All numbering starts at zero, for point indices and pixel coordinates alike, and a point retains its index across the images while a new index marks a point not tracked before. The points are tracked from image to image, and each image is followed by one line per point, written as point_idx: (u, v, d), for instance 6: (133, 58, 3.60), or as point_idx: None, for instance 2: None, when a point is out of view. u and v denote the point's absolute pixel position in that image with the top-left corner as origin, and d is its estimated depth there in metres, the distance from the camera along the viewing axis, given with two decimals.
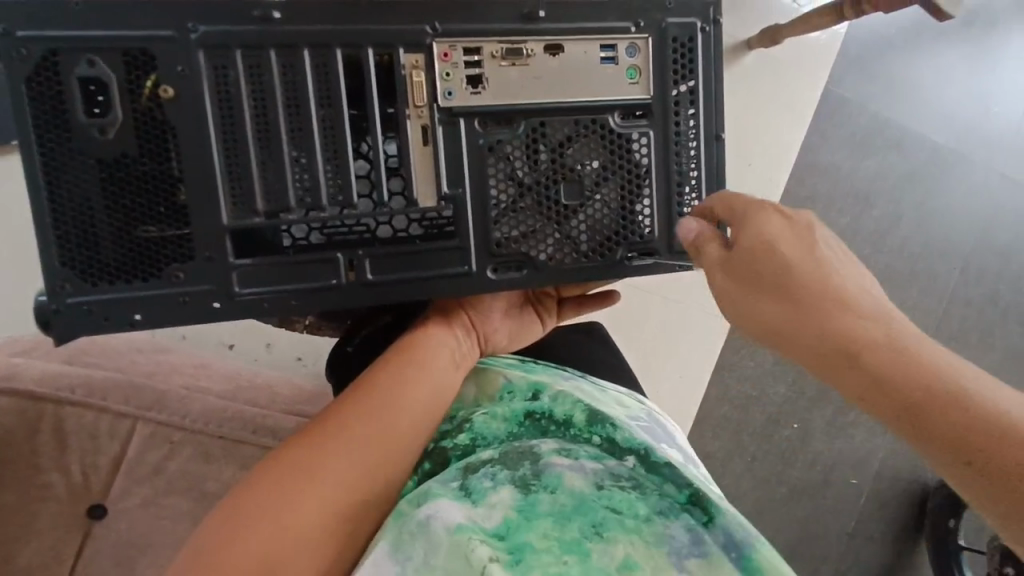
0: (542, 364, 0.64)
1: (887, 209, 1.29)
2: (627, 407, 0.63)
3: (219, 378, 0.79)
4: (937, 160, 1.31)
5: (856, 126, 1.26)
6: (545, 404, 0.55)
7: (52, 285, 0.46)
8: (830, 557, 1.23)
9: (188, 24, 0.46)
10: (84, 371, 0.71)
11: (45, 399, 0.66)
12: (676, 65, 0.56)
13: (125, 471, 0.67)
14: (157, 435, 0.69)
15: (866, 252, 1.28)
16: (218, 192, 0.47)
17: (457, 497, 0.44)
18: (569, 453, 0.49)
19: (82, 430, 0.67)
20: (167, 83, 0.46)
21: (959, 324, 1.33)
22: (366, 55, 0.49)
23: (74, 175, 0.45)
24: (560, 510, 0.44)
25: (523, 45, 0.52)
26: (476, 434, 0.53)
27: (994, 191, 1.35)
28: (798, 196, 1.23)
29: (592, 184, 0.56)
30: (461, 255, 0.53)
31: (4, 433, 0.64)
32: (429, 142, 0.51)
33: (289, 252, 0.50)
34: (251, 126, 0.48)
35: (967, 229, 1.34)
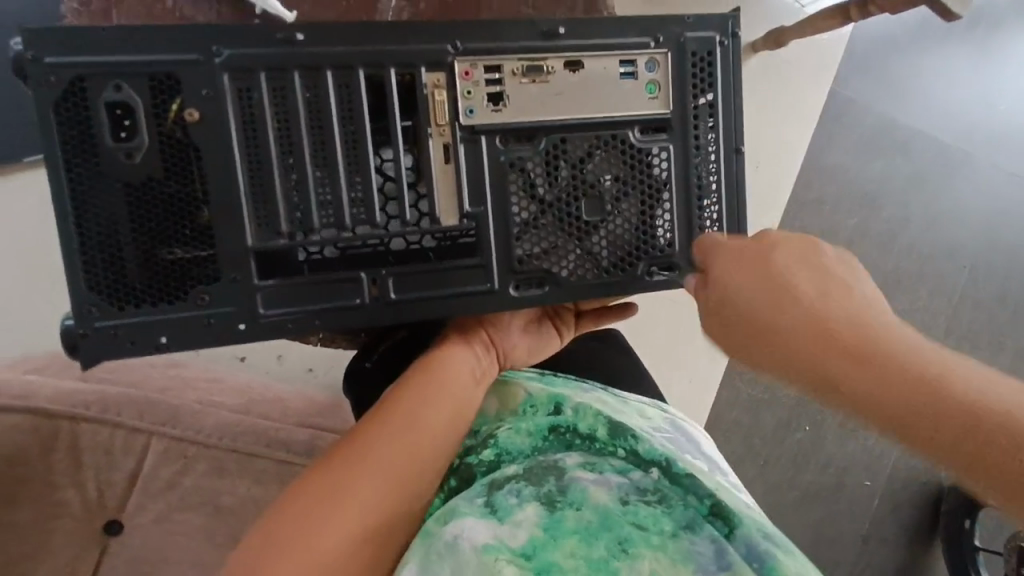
0: (562, 377, 0.64)
1: (896, 211, 1.28)
2: (652, 420, 0.63)
3: (234, 392, 0.79)
4: (945, 161, 1.31)
5: (863, 128, 1.26)
6: (569, 417, 0.55)
7: (79, 309, 0.46)
8: (843, 562, 1.23)
9: (213, 48, 0.46)
10: (98, 388, 0.70)
11: (61, 416, 0.67)
12: (695, 79, 0.56)
13: (141, 488, 0.67)
14: (171, 450, 0.69)
15: (876, 255, 1.27)
16: (242, 212, 0.48)
17: (484, 515, 0.44)
18: (593, 467, 0.49)
19: (97, 447, 0.67)
20: (192, 106, 0.46)
21: (968, 324, 1.33)
22: (389, 75, 0.49)
23: (102, 200, 0.46)
24: (586, 527, 0.43)
25: (543, 62, 0.52)
26: (502, 449, 0.53)
27: (1002, 191, 1.35)
28: (806, 200, 1.23)
29: (612, 200, 0.56)
30: (482, 272, 0.53)
31: (18, 451, 0.65)
32: (450, 160, 0.51)
33: (306, 268, 0.50)
34: (274, 148, 0.48)
35: (976, 229, 1.33)
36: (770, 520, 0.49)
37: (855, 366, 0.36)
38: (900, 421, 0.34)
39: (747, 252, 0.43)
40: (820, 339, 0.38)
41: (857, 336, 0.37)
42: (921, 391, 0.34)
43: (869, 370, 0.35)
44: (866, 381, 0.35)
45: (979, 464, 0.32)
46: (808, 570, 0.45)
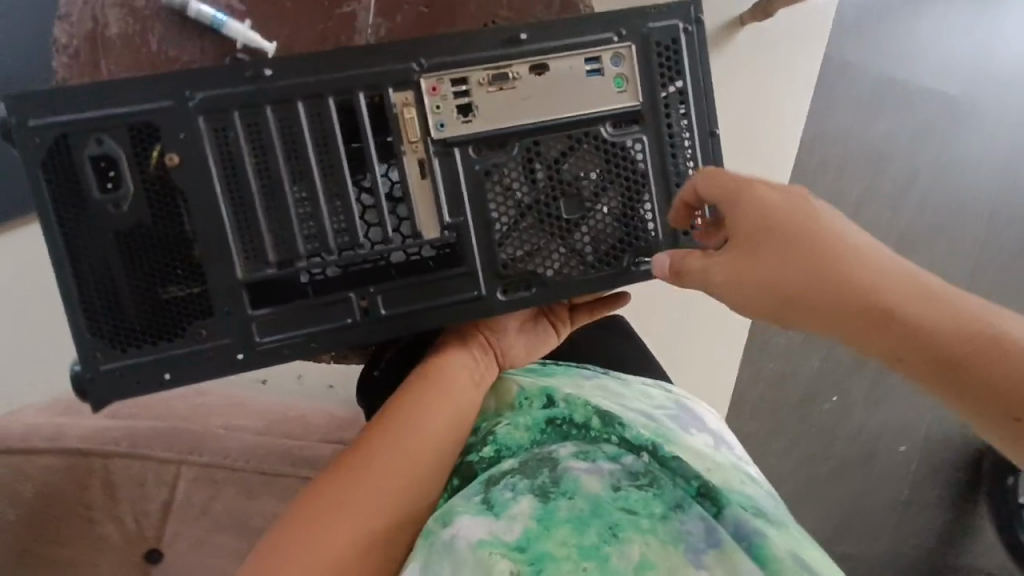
0: (563, 366, 0.67)
1: (903, 169, 1.28)
2: (654, 400, 0.64)
3: (256, 414, 0.82)
4: (950, 114, 1.29)
5: (861, 90, 1.24)
6: (564, 410, 0.56)
7: (84, 355, 0.48)
8: (886, 530, 1.21)
9: (186, 93, 0.47)
10: (125, 425, 0.74)
11: (94, 454, 0.69)
12: (663, 68, 0.56)
13: (176, 516, 0.69)
14: (201, 478, 0.71)
15: (885, 216, 1.28)
16: (231, 247, 0.49)
17: (480, 512, 0.45)
18: (587, 455, 0.49)
19: (131, 480, 0.69)
20: (171, 151, 0.48)
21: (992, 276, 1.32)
22: (358, 99, 0.50)
23: (95, 249, 0.47)
24: (578, 516, 0.44)
25: (507, 69, 0.53)
26: (501, 445, 0.54)
27: (1012, 139, 1.32)
28: (810, 168, 1.23)
29: (591, 196, 0.56)
30: (468, 280, 0.54)
31: (55, 490, 0.68)
32: (426, 174, 0.53)
33: (310, 290, 0.52)
34: (255, 181, 0.49)
35: (988, 180, 1.32)
36: (759, 499, 0.51)
37: (905, 322, 0.39)
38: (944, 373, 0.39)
39: (778, 209, 0.45)
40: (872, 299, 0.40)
41: (901, 294, 0.40)
42: (971, 344, 0.38)
43: (919, 329, 0.39)
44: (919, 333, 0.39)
45: (1009, 407, 0.37)
46: (797, 548, 0.46)
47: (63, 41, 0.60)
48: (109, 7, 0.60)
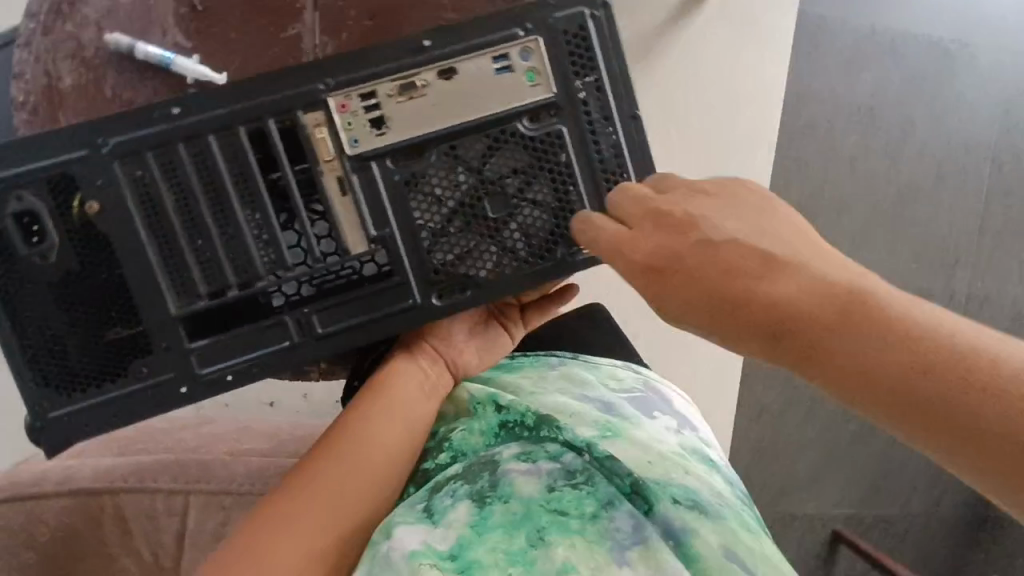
0: (532, 356, 0.69)
1: (896, 120, 1.26)
2: (622, 382, 0.65)
3: (264, 437, 0.81)
4: (939, 58, 1.26)
5: (844, 44, 1.22)
6: (516, 412, 0.56)
7: (33, 404, 0.50)
8: None
9: (99, 140, 0.49)
10: (128, 460, 0.75)
11: (103, 491, 0.72)
12: (574, 57, 0.56)
13: (190, 543, 0.72)
14: (210, 503, 0.72)
15: (882, 167, 1.27)
16: (161, 284, 0.51)
17: (419, 519, 0.45)
18: (529, 457, 0.50)
19: (142, 513, 0.72)
20: (91, 199, 0.49)
21: (999, 219, 1.35)
22: (268, 125, 0.51)
23: (31, 301, 0.49)
24: (509, 520, 0.45)
25: (415, 77, 0.53)
26: (456, 451, 0.54)
27: (1006, 72, 1.30)
28: (795, 129, 1.22)
29: (516, 192, 0.56)
30: (402, 289, 0.55)
31: (72, 529, 0.71)
32: (347, 191, 0.53)
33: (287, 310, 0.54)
34: (177, 218, 0.50)
35: (990, 118, 1.30)
36: (700, 490, 0.52)
37: (859, 339, 0.36)
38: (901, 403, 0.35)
39: (726, 233, 0.42)
40: (830, 317, 0.37)
41: (857, 312, 0.37)
42: (935, 365, 0.34)
43: (876, 351, 0.36)
44: (881, 351, 0.36)
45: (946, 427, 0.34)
46: (726, 539, 0.48)
47: (20, 99, 0.62)
48: (61, 62, 0.61)
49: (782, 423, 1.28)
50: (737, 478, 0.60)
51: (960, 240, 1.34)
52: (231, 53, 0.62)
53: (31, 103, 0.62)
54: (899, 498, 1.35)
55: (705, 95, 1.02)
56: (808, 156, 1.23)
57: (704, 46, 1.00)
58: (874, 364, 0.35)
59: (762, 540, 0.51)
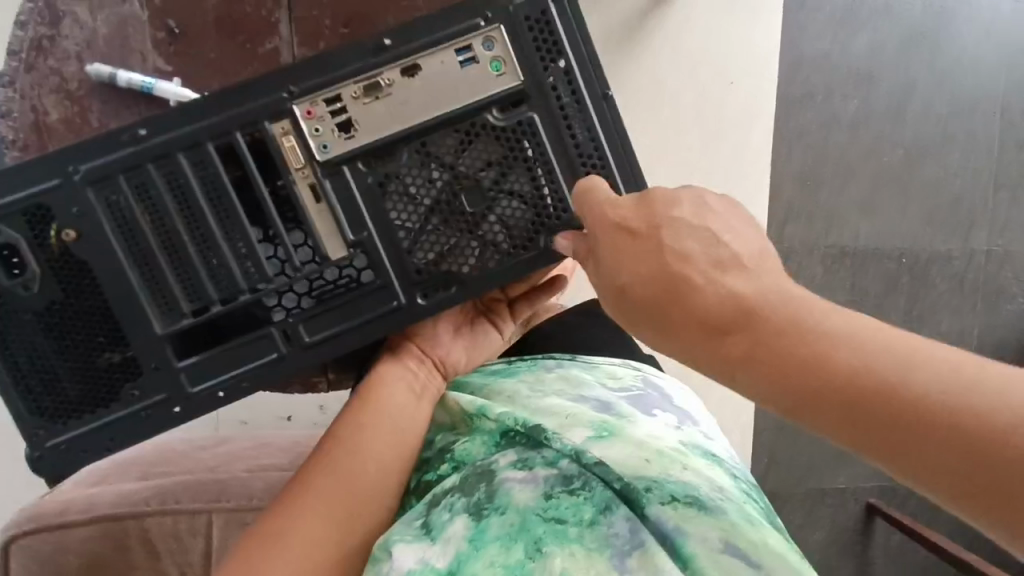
0: (527, 360, 0.64)
1: (897, 79, 1.23)
2: (620, 380, 0.61)
3: (281, 451, 0.82)
4: (935, 10, 1.22)
5: (836, 6, 1.18)
6: (510, 416, 0.52)
7: (30, 434, 0.50)
8: None
9: (70, 168, 0.49)
10: (148, 483, 0.76)
11: (125, 517, 0.73)
12: (538, 42, 0.55)
13: (216, 560, 0.73)
14: (232, 521, 0.73)
15: (887, 128, 1.24)
16: (145, 306, 0.51)
17: (418, 538, 0.45)
18: (525, 464, 0.48)
19: (167, 534, 0.73)
20: (68, 227, 0.49)
21: (1017, 170, 1.31)
22: (237, 139, 0.51)
23: (20, 333, 0.50)
24: (507, 532, 0.44)
25: (379, 78, 0.53)
26: (457, 462, 0.52)
27: (1008, 19, 1.25)
28: (792, 99, 1.19)
29: (492, 184, 0.55)
30: (386, 292, 0.54)
31: (100, 557, 0.73)
32: (321, 198, 0.53)
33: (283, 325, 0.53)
34: (154, 239, 0.51)
35: (996, 68, 1.27)
36: (706, 486, 0.48)
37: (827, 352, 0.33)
38: (885, 437, 0.31)
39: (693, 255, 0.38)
40: (808, 349, 0.33)
41: (839, 341, 0.33)
42: (920, 397, 0.31)
43: (859, 382, 0.32)
44: (863, 385, 0.32)
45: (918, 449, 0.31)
46: (727, 535, 0.44)
47: (11, 137, 0.61)
48: (47, 97, 0.61)
49: None
50: (745, 470, 0.55)
51: (979, 196, 1.30)
52: (211, 70, 0.63)
53: (22, 139, 0.61)
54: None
55: (697, 75, 0.99)
56: (808, 127, 1.21)
57: (690, 26, 0.99)
58: (854, 398, 0.32)
59: (772, 534, 0.46)
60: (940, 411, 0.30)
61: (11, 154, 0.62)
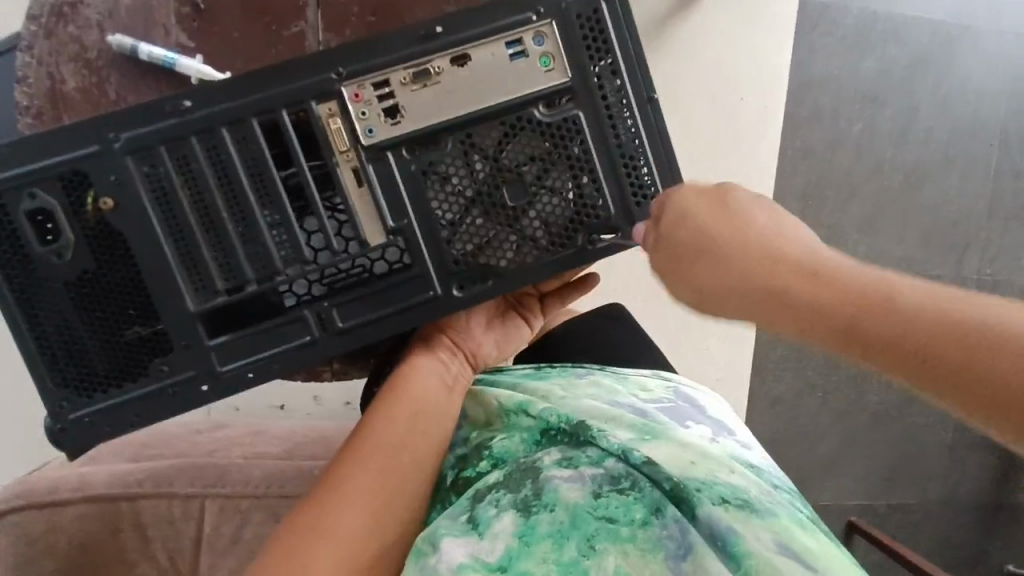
0: (559, 366, 0.66)
1: (901, 105, 1.25)
2: (652, 393, 0.62)
3: (278, 439, 0.80)
4: (942, 40, 1.24)
5: (845, 29, 1.20)
6: (557, 419, 0.55)
7: (53, 406, 0.49)
8: (929, 464, 1.34)
9: (110, 136, 0.48)
10: (144, 464, 0.74)
11: (119, 497, 0.71)
12: (587, 41, 0.55)
13: (208, 546, 0.71)
14: (227, 507, 0.72)
15: (890, 150, 1.26)
16: (179, 283, 0.50)
17: (465, 532, 0.48)
18: (570, 462, 0.51)
19: (159, 518, 0.71)
20: (105, 195, 0.48)
21: (1012, 201, 1.34)
22: (281, 116, 0.50)
23: (48, 302, 0.49)
24: (558, 529, 0.47)
25: (428, 65, 0.52)
26: (496, 459, 0.54)
27: (1011, 55, 1.28)
28: (799, 118, 1.21)
29: (534, 179, 0.55)
30: (422, 281, 0.54)
31: (92, 537, 0.71)
32: (363, 183, 0.52)
33: (311, 312, 0.52)
34: (193, 215, 0.50)
35: (996, 100, 1.30)
36: (753, 486, 0.52)
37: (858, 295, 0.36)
38: (950, 381, 0.32)
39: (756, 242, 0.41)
40: (876, 307, 0.35)
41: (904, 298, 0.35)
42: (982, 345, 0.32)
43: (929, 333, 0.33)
44: (931, 335, 0.33)
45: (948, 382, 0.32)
46: (779, 537, 0.47)
47: (24, 103, 0.60)
48: (65, 65, 0.60)
49: (795, 413, 1.27)
50: (783, 478, 0.58)
51: (975, 224, 1.33)
52: (233, 50, 0.61)
53: (36, 106, 0.60)
54: (916, 484, 1.34)
55: (699, 95, 0.97)
56: (814, 145, 1.22)
57: (695, 47, 0.96)
58: (886, 341, 0.34)
59: (814, 533, 0.50)
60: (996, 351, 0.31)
61: (24, 122, 0.60)
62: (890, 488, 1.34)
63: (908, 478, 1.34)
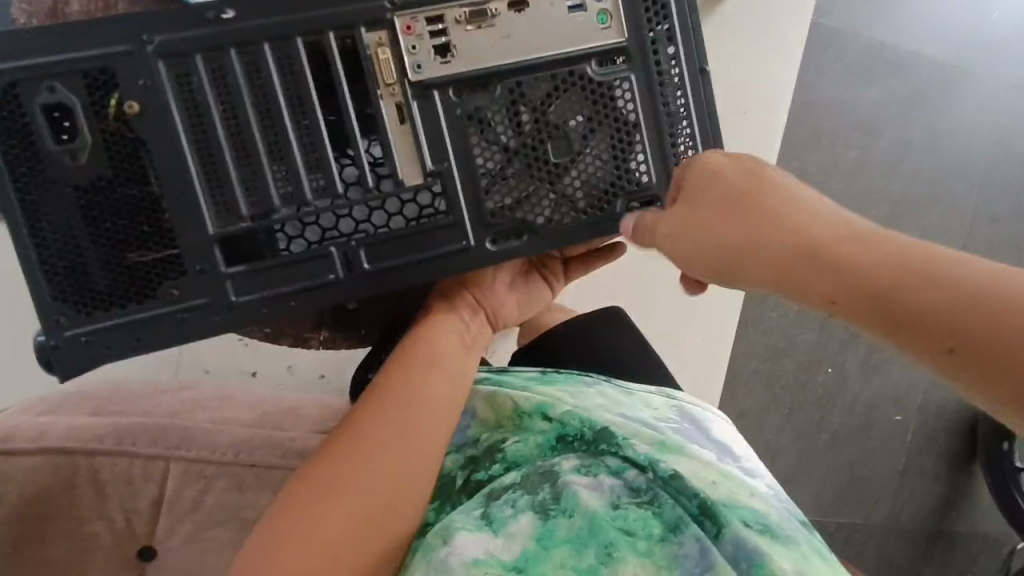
0: (565, 372, 0.67)
1: (893, 136, 1.27)
2: (658, 410, 0.64)
3: (246, 407, 0.76)
4: (940, 78, 1.28)
5: (849, 55, 1.23)
6: (575, 427, 0.58)
7: (48, 322, 0.45)
8: (881, 489, 1.36)
9: (143, 36, 0.45)
10: (110, 420, 0.69)
11: (78, 451, 0.65)
12: (647, 4, 0.53)
13: (167, 509, 0.66)
14: (190, 472, 0.67)
15: (878, 177, 1.27)
16: (199, 201, 0.47)
17: (479, 528, 0.48)
18: (588, 470, 0.53)
19: (117, 478, 0.66)
20: (132, 98, 0.45)
21: (986, 243, 1.35)
22: (328, 39, 0.48)
23: (53, 208, 0.45)
24: (575, 535, 0.48)
25: (485, 6, 0.50)
26: (510, 462, 0.56)
27: (1000, 101, 1.33)
28: (799, 137, 1.22)
29: (579, 139, 0.53)
30: (455, 231, 0.52)
31: (41, 492, 0.64)
32: (405, 120, 0.50)
33: (335, 251, 0.49)
34: (223, 131, 0.47)
35: (978, 146, 1.33)
36: (770, 509, 0.54)
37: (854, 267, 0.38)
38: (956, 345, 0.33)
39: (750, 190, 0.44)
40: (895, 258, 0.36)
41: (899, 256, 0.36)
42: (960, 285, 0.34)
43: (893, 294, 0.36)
44: (932, 303, 0.34)
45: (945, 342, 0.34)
46: (799, 565, 0.49)
47: (22, 20, 0.55)
48: None
49: (758, 427, 1.28)
50: (792, 504, 0.59)
51: None
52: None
53: (33, 24, 0.55)
54: (864, 506, 1.36)
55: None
56: (808, 165, 1.23)
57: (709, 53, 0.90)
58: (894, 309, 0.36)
59: (833, 568, 0.52)
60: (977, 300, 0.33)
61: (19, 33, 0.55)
62: (842, 508, 1.35)
63: (860, 499, 1.35)
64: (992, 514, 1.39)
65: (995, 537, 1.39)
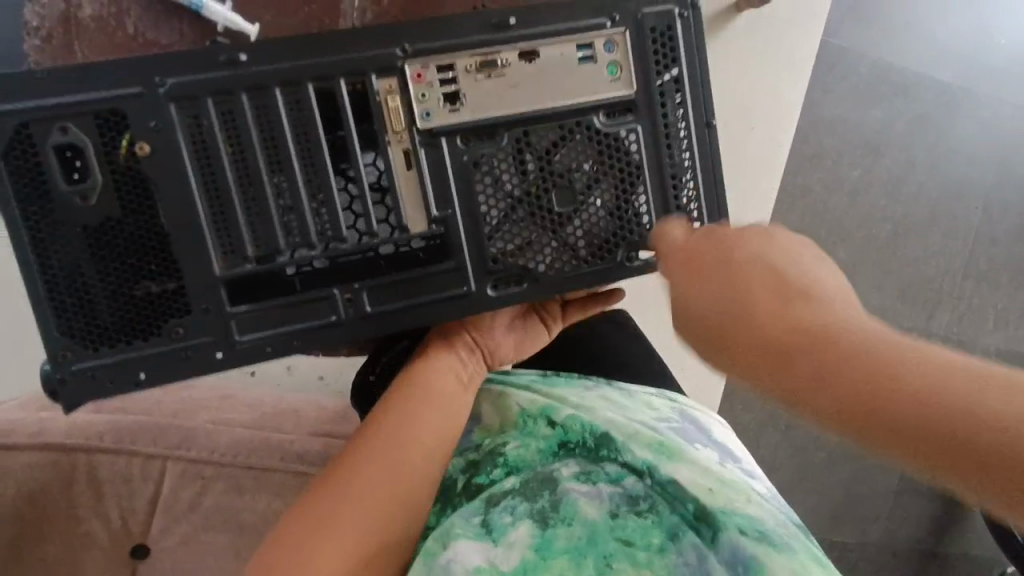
0: (565, 375, 0.68)
1: (897, 158, 1.27)
2: (658, 411, 0.65)
3: (246, 407, 0.77)
4: (944, 101, 1.27)
5: (856, 78, 1.23)
6: (578, 432, 0.59)
7: (53, 354, 0.46)
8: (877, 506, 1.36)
9: (156, 79, 0.45)
10: (112, 417, 0.70)
11: (78, 448, 0.67)
12: (657, 54, 0.53)
13: (164, 508, 0.67)
14: (188, 472, 0.68)
15: (881, 198, 1.27)
16: (207, 243, 0.47)
17: (479, 535, 0.50)
18: (587, 478, 0.54)
19: (116, 476, 0.67)
20: (142, 140, 0.46)
21: (988, 265, 1.34)
22: (339, 86, 0.48)
23: (62, 245, 0.46)
24: (574, 545, 0.49)
25: (496, 55, 0.51)
26: (512, 466, 0.57)
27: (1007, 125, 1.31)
28: (804, 155, 1.23)
29: (583, 188, 0.54)
30: (458, 275, 0.52)
31: (43, 488, 0.65)
32: (412, 166, 0.51)
33: (339, 292, 0.50)
34: (231, 174, 0.47)
35: (985, 168, 1.31)
36: (771, 513, 0.54)
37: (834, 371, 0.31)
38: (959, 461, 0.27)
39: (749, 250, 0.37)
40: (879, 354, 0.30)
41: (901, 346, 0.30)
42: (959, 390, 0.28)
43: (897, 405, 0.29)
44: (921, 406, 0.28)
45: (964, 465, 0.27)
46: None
47: (34, 24, 0.56)
48: None
49: (755, 440, 1.30)
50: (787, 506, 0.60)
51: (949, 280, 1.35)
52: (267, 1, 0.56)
53: (47, 28, 0.56)
54: (857, 523, 1.35)
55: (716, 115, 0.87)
56: (812, 185, 1.23)
57: (721, 63, 0.86)
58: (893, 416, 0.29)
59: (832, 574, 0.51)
60: (965, 398, 0.28)
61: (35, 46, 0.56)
62: (837, 525, 1.34)
63: (854, 517, 1.35)
64: (986, 536, 1.38)
65: (988, 560, 1.38)
